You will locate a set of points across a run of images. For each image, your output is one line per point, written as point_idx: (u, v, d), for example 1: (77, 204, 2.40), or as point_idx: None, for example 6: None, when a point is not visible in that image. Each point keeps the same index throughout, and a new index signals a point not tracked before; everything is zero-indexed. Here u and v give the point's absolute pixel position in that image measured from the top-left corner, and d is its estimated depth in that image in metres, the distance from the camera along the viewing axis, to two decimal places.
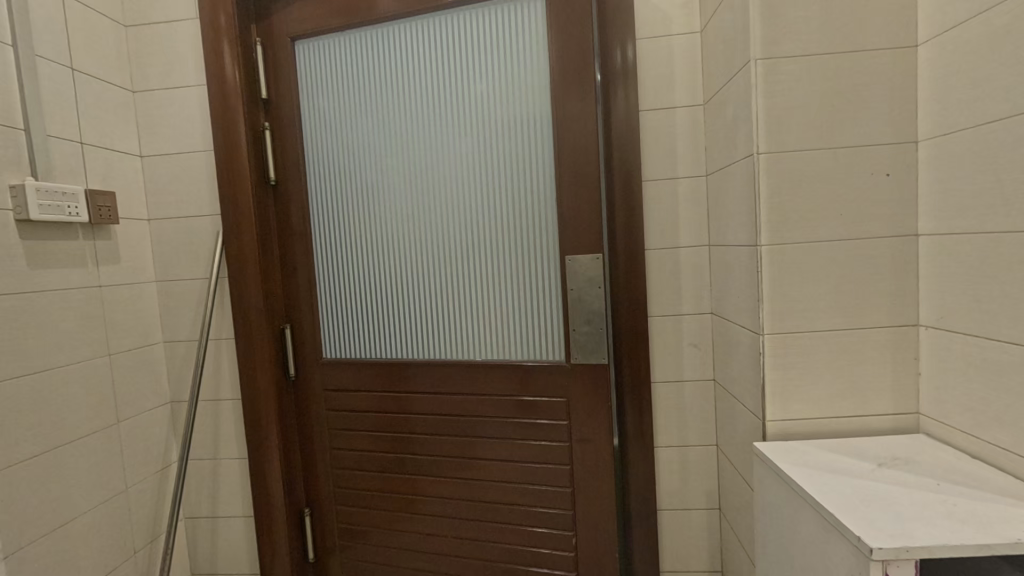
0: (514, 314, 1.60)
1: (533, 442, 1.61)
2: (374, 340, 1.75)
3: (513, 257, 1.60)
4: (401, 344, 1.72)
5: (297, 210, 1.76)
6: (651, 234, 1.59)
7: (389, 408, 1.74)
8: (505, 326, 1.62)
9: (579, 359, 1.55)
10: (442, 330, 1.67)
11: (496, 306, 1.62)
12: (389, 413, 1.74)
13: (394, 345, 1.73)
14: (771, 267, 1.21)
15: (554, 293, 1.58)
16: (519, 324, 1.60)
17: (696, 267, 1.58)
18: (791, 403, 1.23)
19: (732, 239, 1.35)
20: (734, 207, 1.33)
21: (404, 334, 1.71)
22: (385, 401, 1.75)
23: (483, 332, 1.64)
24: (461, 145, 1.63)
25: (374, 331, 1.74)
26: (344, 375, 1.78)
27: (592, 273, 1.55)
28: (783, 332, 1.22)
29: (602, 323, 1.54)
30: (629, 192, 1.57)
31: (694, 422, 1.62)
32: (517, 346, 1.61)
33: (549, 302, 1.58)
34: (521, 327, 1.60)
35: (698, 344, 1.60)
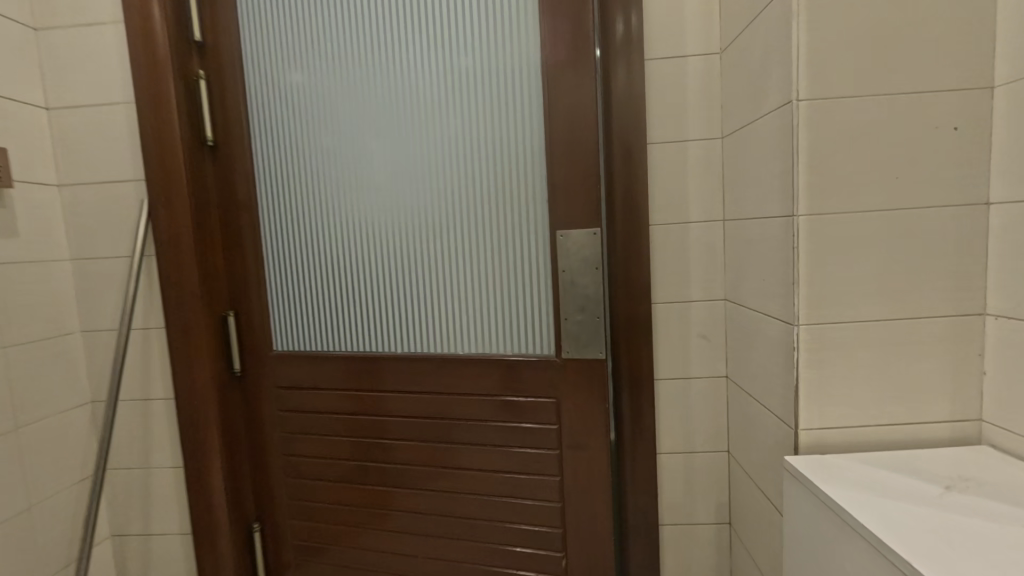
0: (495, 301, 1.36)
1: (517, 450, 1.38)
2: (332, 332, 1.50)
3: (494, 233, 1.35)
4: (364, 336, 1.47)
5: (241, 177, 1.50)
6: (657, 207, 1.36)
7: (351, 410, 1.50)
8: (485, 315, 1.38)
9: (572, 353, 1.32)
10: (412, 320, 1.43)
11: (475, 292, 1.38)
12: (350, 415, 1.50)
13: (356, 338, 1.48)
14: (809, 244, 0.98)
15: (542, 276, 1.34)
16: (502, 312, 1.37)
17: (709, 246, 1.35)
18: (828, 408, 1.01)
19: (758, 211, 1.13)
20: (761, 170, 1.10)
21: (368, 325, 1.46)
22: (346, 402, 1.50)
23: (460, 322, 1.40)
24: (432, 101, 1.37)
25: (332, 321, 1.49)
26: (298, 371, 1.53)
27: (589, 252, 1.31)
28: (820, 324, 1.00)
29: (599, 311, 1.31)
30: (631, 157, 1.34)
31: (702, 424, 1.41)
32: (499, 338, 1.38)
33: (536, 286, 1.34)
34: (503, 316, 1.37)
35: (708, 335, 1.38)
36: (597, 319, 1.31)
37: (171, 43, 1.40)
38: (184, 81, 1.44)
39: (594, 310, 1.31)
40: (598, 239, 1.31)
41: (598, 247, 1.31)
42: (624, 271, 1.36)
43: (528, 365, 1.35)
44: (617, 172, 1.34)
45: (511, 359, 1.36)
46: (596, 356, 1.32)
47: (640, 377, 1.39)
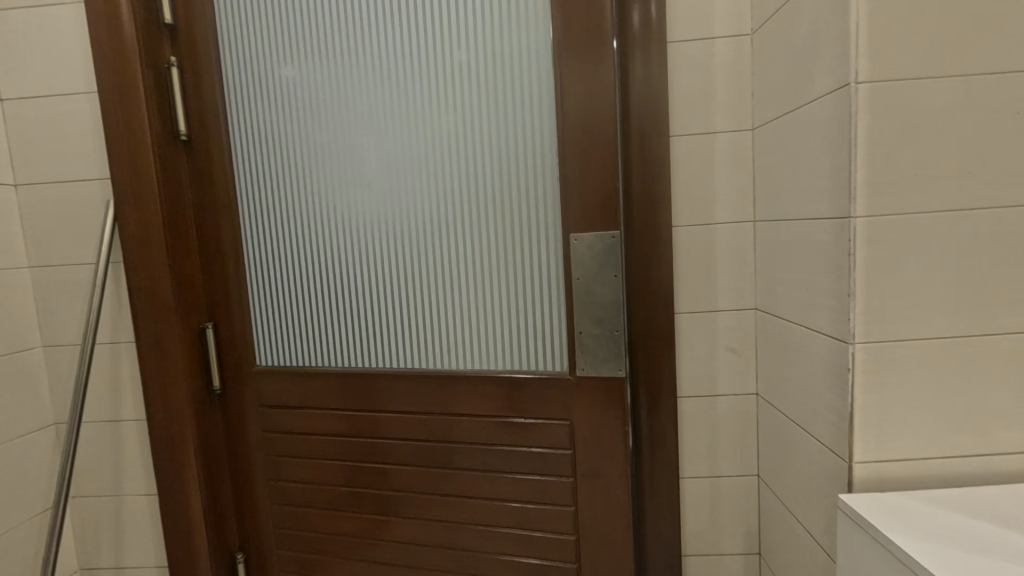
0: (501, 312, 1.23)
1: (527, 477, 1.24)
2: (321, 346, 1.36)
3: (499, 237, 1.22)
4: (356, 351, 1.34)
5: (219, 176, 1.35)
6: (680, 207, 1.23)
7: (343, 432, 1.37)
8: (489, 327, 1.24)
9: (588, 370, 1.18)
10: (409, 333, 1.29)
11: (479, 302, 1.24)
12: (342, 437, 1.37)
13: (347, 352, 1.34)
14: (868, 250, 0.85)
15: (554, 284, 1.20)
16: (508, 325, 1.23)
17: (738, 250, 1.22)
18: (888, 438, 0.88)
19: (802, 211, 0.99)
20: (807, 165, 0.97)
21: (360, 339, 1.33)
22: (337, 423, 1.37)
23: (462, 335, 1.26)
24: (429, 90, 1.23)
25: (320, 335, 1.36)
26: (284, 389, 1.39)
27: (607, 258, 1.17)
28: (880, 342, 0.87)
29: (619, 324, 1.17)
30: (650, 153, 1.21)
31: (730, 446, 1.28)
32: (505, 353, 1.24)
33: (546, 295, 1.20)
34: (510, 329, 1.23)
35: (737, 348, 1.25)
36: (617, 333, 1.17)
37: (137, 25, 1.26)
38: (153, 68, 1.29)
39: (613, 322, 1.17)
40: (617, 244, 1.17)
41: (617, 252, 1.17)
42: (642, 279, 1.23)
43: (539, 383, 1.22)
44: (635, 169, 1.21)
45: (519, 377, 1.23)
46: (615, 374, 1.18)
47: (661, 395, 1.26)
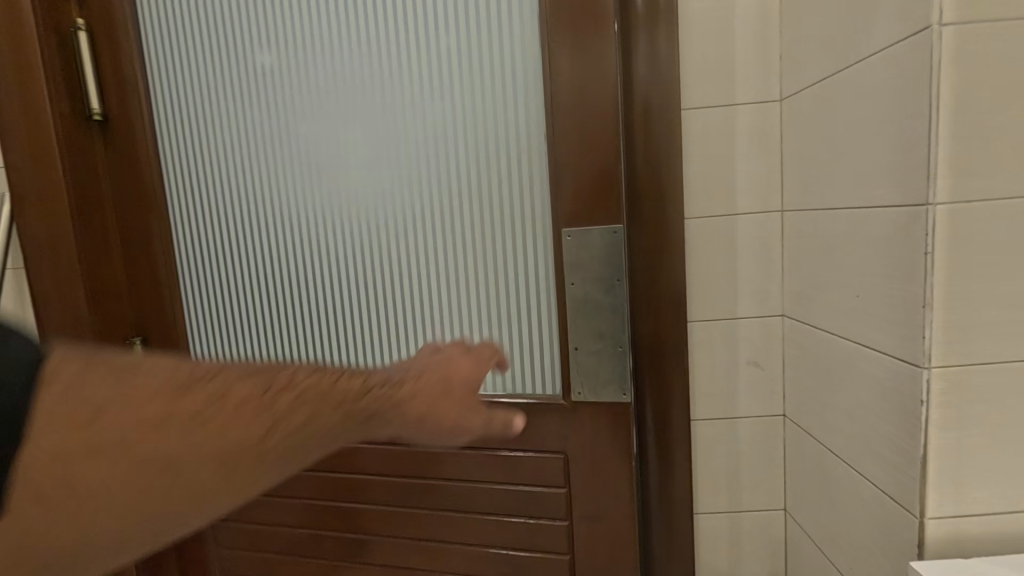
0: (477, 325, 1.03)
1: (513, 520, 1.05)
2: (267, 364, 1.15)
3: (475, 235, 1.01)
4: (309, 371, 1.13)
5: (142, 163, 1.13)
6: (693, 195, 1.02)
7: (299, 464, 1.17)
8: (464, 343, 1.04)
9: (586, 394, 0.99)
10: (369, 350, 1.09)
11: (451, 312, 1.04)
12: (298, 469, 1.17)
13: (299, 373, 1.14)
14: (950, 248, 0.65)
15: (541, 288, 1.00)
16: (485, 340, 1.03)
17: (762, 246, 1.03)
18: (968, 486, 0.69)
19: (853, 197, 0.79)
20: (862, 138, 0.76)
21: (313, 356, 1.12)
22: (293, 453, 1.17)
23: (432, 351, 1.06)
24: (388, 55, 1.01)
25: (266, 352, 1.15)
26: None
27: (607, 259, 0.97)
28: (961, 365, 0.67)
29: (623, 338, 0.97)
30: (660, 129, 1.00)
31: (752, 476, 1.09)
32: (483, 373, 1.04)
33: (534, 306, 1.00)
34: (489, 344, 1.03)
35: (760, 362, 1.06)
36: (621, 350, 0.97)
37: None
38: (57, 32, 1.07)
39: (616, 336, 0.97)
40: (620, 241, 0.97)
41: (620, 252, 0.97)
42: (648, 281, 1.03)
43: (525, 410, 1.02)
44: (638, 150, 1.01)
45: (502, 401, 1.03)
46: (618, 399, 0.98)
47: (672, 418, 1.07)
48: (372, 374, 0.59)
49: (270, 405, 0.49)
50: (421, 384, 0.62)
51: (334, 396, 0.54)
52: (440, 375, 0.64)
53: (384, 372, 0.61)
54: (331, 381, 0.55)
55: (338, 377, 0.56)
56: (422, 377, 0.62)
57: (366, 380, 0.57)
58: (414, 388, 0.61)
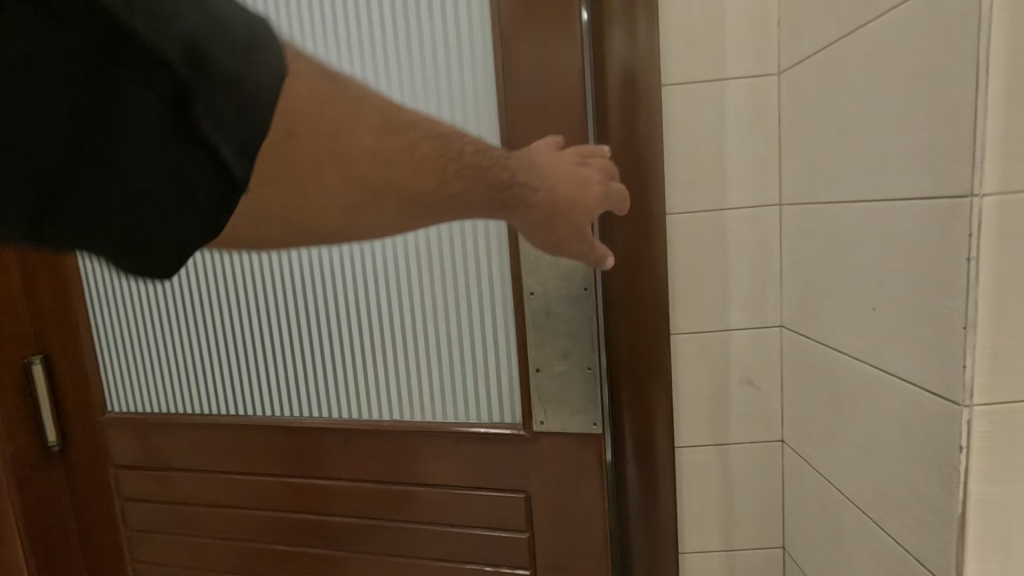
0: (426, 344, 0.90)
1: (472, 566, 0.92)
2: (199, 384, 1.04)
3: (419, 240, 0.88)
4: (242, 392, 1.01)
5: None
6: (677, 185, 0.87)
7: (230, 504, 1.04)
8: (412, 363, 0.92)
9: (551, 423, 0.86)
10: (307, 371, 0.97)
11: (397, 328, 0.92)
12: (228, 510, 1.04)
13: (233, 394, 1.02)
14: (1002, 251, 0.50)
15: (496, 302, 0.88)
16: (436, 361, 0.91)
17: (758, 246, 0.88)
18: (1017, 552, 0.55)
19: (871, 188, 0.64)
20: (883, 114, 0.61)
21: (246, 377, 1.00)
22: (221, 491, 1.05)
23: (377, 374, 0.94)
24: (307, 23, 0.86)
25: (196, 370, 1.03)
26: (154, 444, 1.07)
27: (574, 267, 0.84)
28: (1014, 402, 0.52)
29: (593, 357, 0.85)
30: (638, 108, 0.84)
31: (747, 510, 0.95)
32: (435, 398, 0.92)
33: (485, 320, 0.88)
34: (440, 366, 0.91)
35: (755, 380, 0.91)
36: (591, 370, 0.85)
37: None
38: None
39: (585, 355, 0.85)
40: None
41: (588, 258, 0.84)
42: (625, 287, 0.88)
43: (484, 439, 0.90)
44: (613, 132, 0.85)
45: (457, 431, 0.90)
46: (589, 429, 0.85)
47: (654, 448, 0.92)
48: (529, 171, 0.56)
49: (449, 165, 0.47)
50: (564, 190, 0.59)
51: (487, 179, 0.50)
52: (580, 193, 0.60)
53: (533, 170, 0.57)
54: (485, 165, 0.50)
55: (501, 171, 0.52)
56: (568, 186, 0.60)
57: (518, 179, 0.54)
58: (561, 199, 0.58)
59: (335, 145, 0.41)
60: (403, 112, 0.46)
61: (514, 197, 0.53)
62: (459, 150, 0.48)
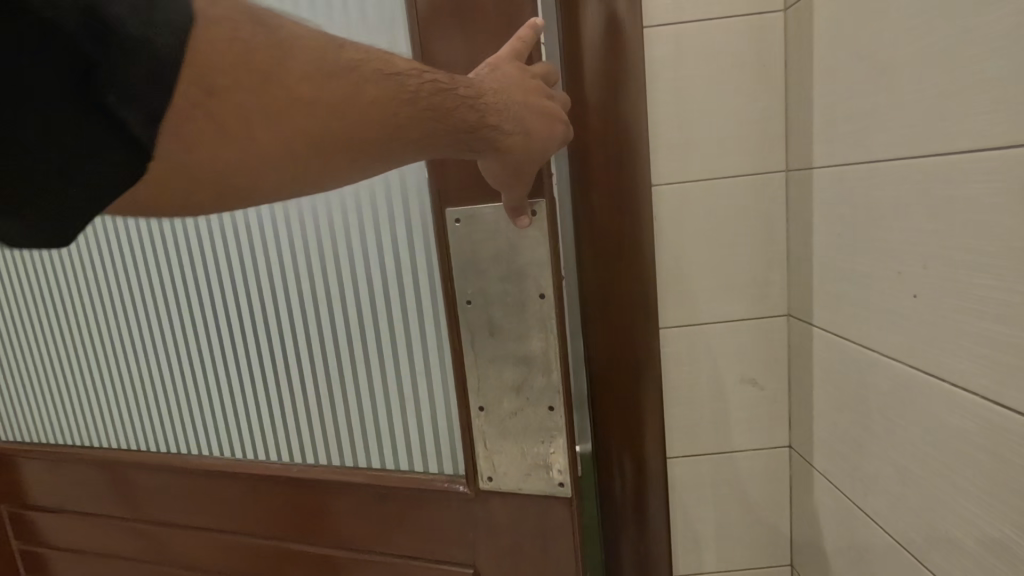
0: (353, 370, 0.77)
1: None
2: (118, 414, 0.94)
3: (336, 246, 0.72)
4: (160, 425, 0.91)
5: None
6: (666, 153, 0.72)
7: (155, 550, 0.92)
8: (336, 397, 0.78)
9: (503, 478, 0.69)
10: (224, 405, 0.86)
11: (313, 361, 0.78)
12: (155, 556, 0.93)
13: (151, 429, 0.92)
14: None
15: (428, 317, 0.72)
16: (356, 397, 0.77)
17: (761, 222, 0.74)
18: None
19: (913, 145, 0.51)
20: (937, 42, 0.47)
21: (163, 410, 0.90)
22: (144, 535, 0.92)
23: (295, 411, 0.81)
24: None
25: (116, 398, 0.94)
26: (76, 479, 0.96)
27: (523, 266, 0.64)
28: None
29: (553, 394, 0.65)
30: (612, 62, 0.69)
31: (752, 526, 0.82)
32: (359, 440, 0.79)
33: (415, 341, 0.73)
34: (362, 404, 0.77)
35: (760, 380, 0.78)
36: (551, 411, 0.66)
37: None
38: None
39: (540, 388, 0.66)
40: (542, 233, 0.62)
41: (541, 253, 0.63)
42: (603, 280, 0.74)
43: (420, 489, 0.74)
44: (589, 90, 0.70)
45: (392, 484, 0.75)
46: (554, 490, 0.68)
47: (644, 462, 0.79)
48: (503, 102, 0.50)
49: (412, 107, 0.42)
50: (536, 126, 0.53)
51: (448, 124, 0.45)
52: (545, 135, 0.53)
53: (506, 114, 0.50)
54: (452, 103, 0.45)
55: (470, 106, 0.46)
56: (545, 117, 0.54)
57: (487, 118, 0.48)
58: (534, 135, 0.53)
59: (288, 78, 0.37)
60: (364, 46, 0.41)
61: (474, 143, 0.48)
62: (420, 89, 0.43)
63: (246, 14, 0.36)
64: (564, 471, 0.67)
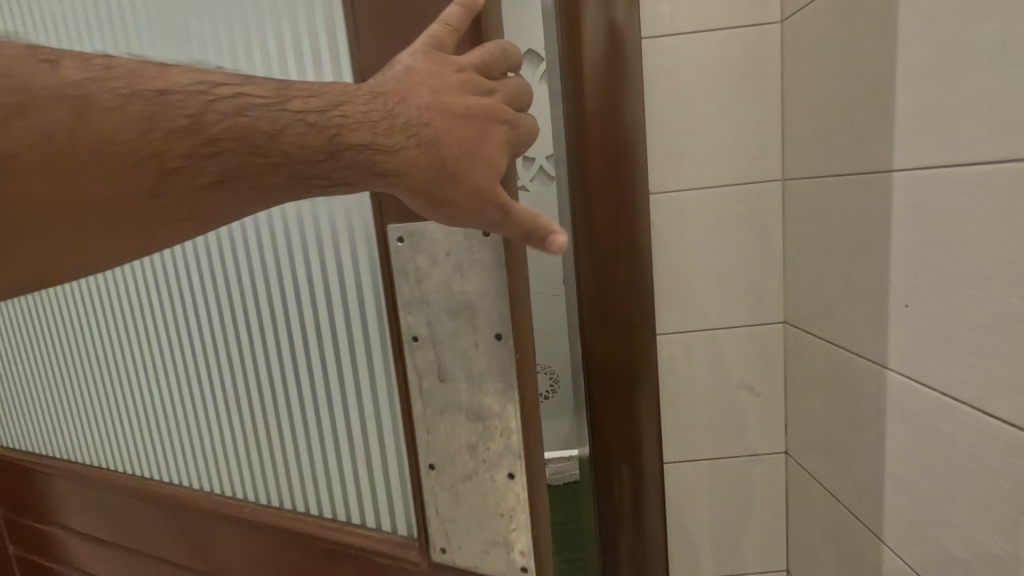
0: (293, 403, 0.63)
1: None
2: (75, 441, 0.87)
3: (265, 259, 0.59)
4: (108, 458, 0.82)
5: None
6: (663, 162, 0.73)
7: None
8: (277, 432, 0.65)
9: (459, 554, 0.54)
10: (162, 435, 0.75)
11: (247, 393, 0.66)
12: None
13: (102, 459, 0.83)
14: None
15: (375, 351, 0.57)
16: (296, 443, 0.64)
17: (757, 230, 0.75)
18: None
19: (903, 158, 0.52)
20: (926, 59, 0.49)
21: (112, 440, 0.81)
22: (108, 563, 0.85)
23: (235, 445, 0.69)
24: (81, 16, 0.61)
25: (67, 420, 0.86)
26: (38, 495, 0.92)
27: (476, 296, 0.49)
28: None
29: (513, 458, 0.50)
30: (610, 72, 0.70)
31: (748, 530, 0.83)
32: (304, 486, 0.66)
33: (357, 375, 0.58)
34: (302, 451, 0.64)
35: (755, 386, 0.79)
36: (511, 480, 0.50)
37: None
38: None
39: (499, 450, 0.50)
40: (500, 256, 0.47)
41: (497, 280, 0.48)
42: (601, 286, 0.75)
43: (362, 561, 0.59)
44: (587, 98, 0.71)
45: (330, 542, 0.61)
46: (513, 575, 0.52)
47: (641, 467, 0.80)
48: (386, 108, 0.39)
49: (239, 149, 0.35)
50: (450, 129, 0.40)
51: (279, 150, 0.36)
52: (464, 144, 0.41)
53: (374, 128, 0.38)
54: (283, 125, 0.36)
55: (311, 127, 0.37)
56: (467, 115, 0.41)
57: (345, 137, 0.37)
58: (443, 140, 0.40)
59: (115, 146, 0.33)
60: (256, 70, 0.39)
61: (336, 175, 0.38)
62: (242, 114, 0.35)
63: (108, 59, 0.35)
64: (527, 552, 0.51)
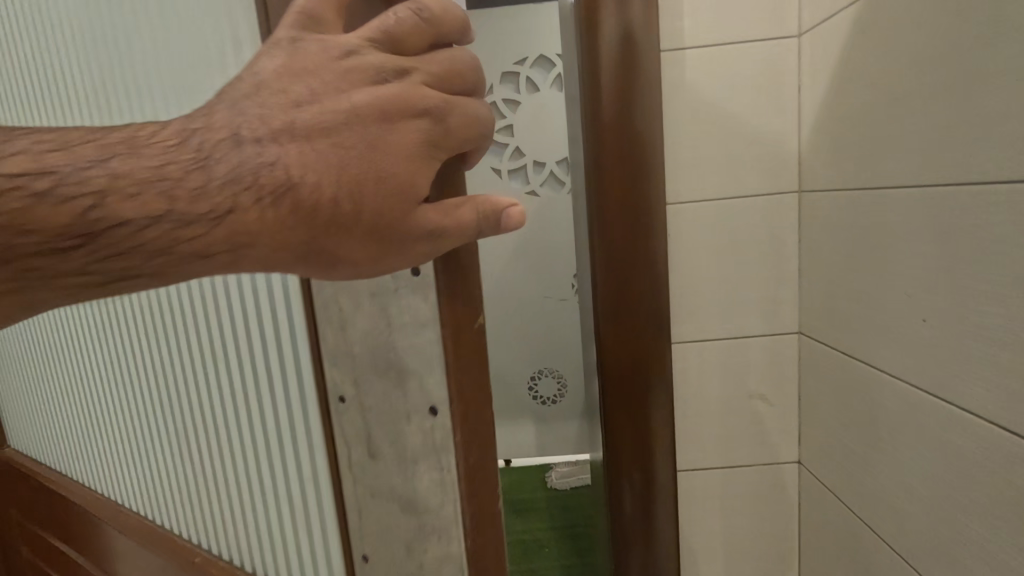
0: (241, 467, 0.59)
1: None
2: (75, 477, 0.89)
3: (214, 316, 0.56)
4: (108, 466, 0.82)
5: None
6: (680, 171, 0.74)
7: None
8: (229, 494, 0.62)
9: None
10: (141, 482, 0.75)
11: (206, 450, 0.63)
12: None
13: (94, 498, 0.84)
14: None
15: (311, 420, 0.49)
16: (245, 509, 0.60)
17: (772, 240, 0.75)
18: None
19: (920, 173, 0.53)
20: (944, 77, 0.50)
21: (109, 476, 0.82)
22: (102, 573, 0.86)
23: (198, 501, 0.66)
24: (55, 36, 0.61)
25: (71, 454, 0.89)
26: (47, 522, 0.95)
27: (405, 356, 0.39)
28: None
29: (453, 563, 0.40)
30: (630, 82, 0.71)
31: (758, 538, 0.83)
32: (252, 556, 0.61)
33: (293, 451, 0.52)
34: (250, 518, 0.59)
35: (768, 395, 0.79)
36: None
37: None
38: None
39: (437, 548, 0.40)
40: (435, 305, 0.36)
41: (429, 334, 0.38)
42: (616, 292, 0.76)
43: None
44: (606, 107, 0.72)
45: None
46: None
47: (653, 472, 0.80)
48: (200, 155, 0.32)
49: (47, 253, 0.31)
50: (316, 157, 0.31)
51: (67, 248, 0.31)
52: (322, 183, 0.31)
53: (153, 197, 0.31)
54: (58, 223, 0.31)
55: (71, 201, 0.31)
56: (347, 125, 0.32)
57: (140, 211, 0.31)
58: (311, 183, 0.31)
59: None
60: None
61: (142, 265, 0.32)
62: (51, 194, 0.31)
63: None
64: None
